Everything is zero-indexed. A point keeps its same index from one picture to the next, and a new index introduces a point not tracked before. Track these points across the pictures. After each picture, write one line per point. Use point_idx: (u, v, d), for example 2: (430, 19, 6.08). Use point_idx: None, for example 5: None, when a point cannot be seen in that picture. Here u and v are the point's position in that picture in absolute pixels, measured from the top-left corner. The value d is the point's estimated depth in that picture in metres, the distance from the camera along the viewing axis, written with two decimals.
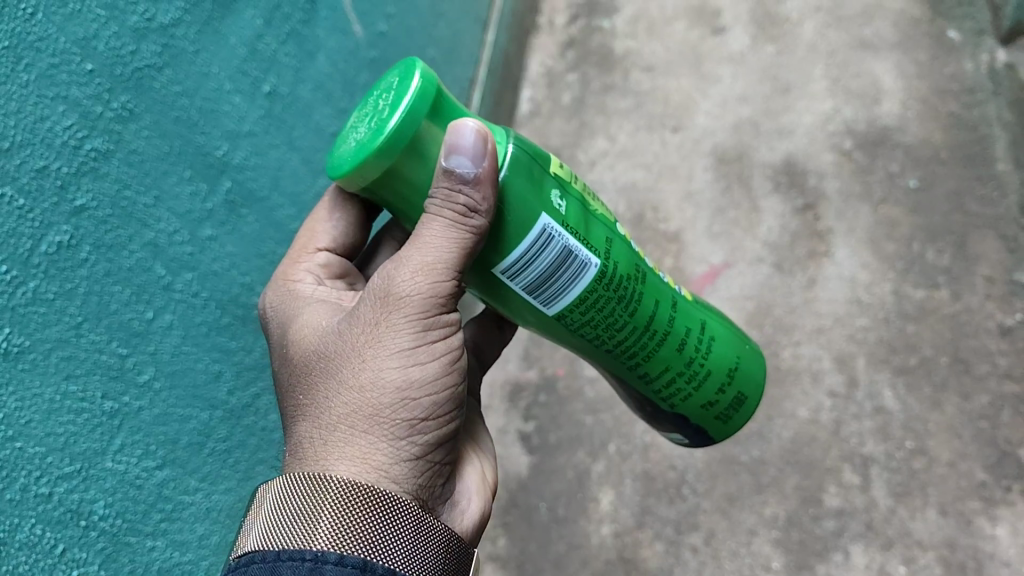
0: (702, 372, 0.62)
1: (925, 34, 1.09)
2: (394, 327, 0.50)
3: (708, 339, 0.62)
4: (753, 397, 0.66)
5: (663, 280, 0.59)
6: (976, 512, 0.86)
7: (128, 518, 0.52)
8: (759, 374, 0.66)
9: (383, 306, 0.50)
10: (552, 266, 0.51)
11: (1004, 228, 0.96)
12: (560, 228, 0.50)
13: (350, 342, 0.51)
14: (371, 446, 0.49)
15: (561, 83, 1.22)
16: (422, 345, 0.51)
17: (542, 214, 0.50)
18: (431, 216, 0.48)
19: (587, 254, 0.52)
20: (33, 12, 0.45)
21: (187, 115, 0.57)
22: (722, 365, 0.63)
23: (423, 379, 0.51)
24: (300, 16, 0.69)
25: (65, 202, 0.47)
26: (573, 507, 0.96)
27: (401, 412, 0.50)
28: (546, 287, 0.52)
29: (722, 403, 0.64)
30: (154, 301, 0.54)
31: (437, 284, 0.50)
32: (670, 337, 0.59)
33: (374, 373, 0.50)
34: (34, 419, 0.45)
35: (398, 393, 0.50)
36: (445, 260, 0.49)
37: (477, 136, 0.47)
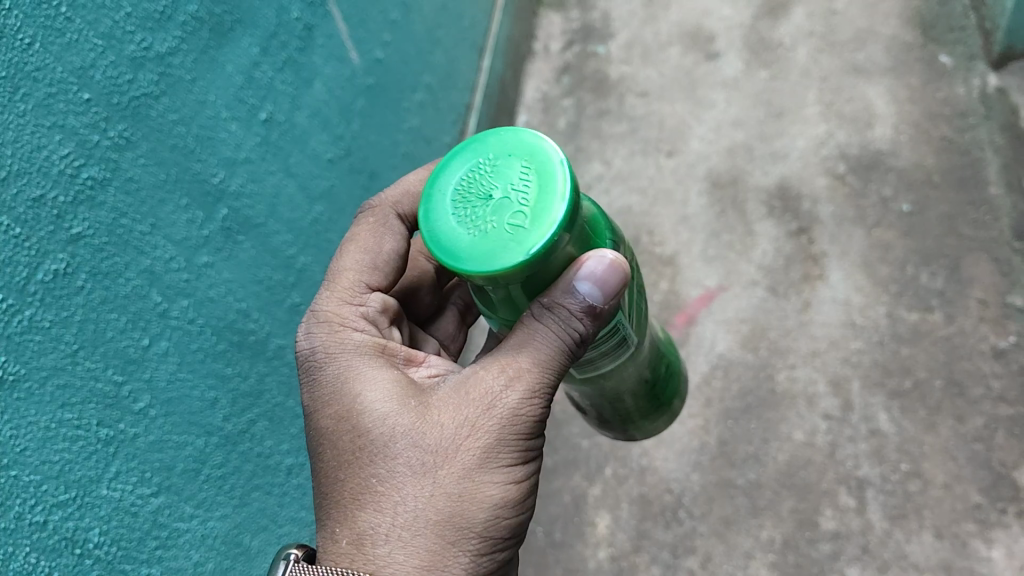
0: (653, 399, 0.70)
1: (916, 59, 1.10)
2: (502, 441, 0.51)
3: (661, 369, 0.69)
4: (668, 412, 0.75)
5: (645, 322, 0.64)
6: (972, 535, 0.86)
7: (123, 545, 0.52)
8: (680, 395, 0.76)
9: (490, 416, 0.51)
10: (605, 346, 0.55)
11: (997, 250, 0.97)
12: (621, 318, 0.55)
13: (450, 441, 0.50)
14: (459, 560, 0.49)
15: (557, 108, 1.24)
16: (515, 464, 0.52)
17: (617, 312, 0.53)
18: (543, 327, 0.50)
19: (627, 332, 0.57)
20: (30, 43, 0.46)
21: (183, 143, 0.58)
22: (663, 391, 0.71)
23: (515, 498, 0.52)
24: (296, 44, 0.70)
25: (61, 230, 0.47)
26: (569, 531, 0.96)
27: (490, 530, 0.51)
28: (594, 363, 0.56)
29: (649, 420, 0.72)
30: (151, 328, 0.55)
31: (539, 408, 0.52)
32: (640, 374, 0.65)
33: (474, 485, 0.50)
34: (29, 447, 0.45)
35: (493, 511, 0.51)
36: (546, 381, 0.52)
37: (615, 268, 0.48)
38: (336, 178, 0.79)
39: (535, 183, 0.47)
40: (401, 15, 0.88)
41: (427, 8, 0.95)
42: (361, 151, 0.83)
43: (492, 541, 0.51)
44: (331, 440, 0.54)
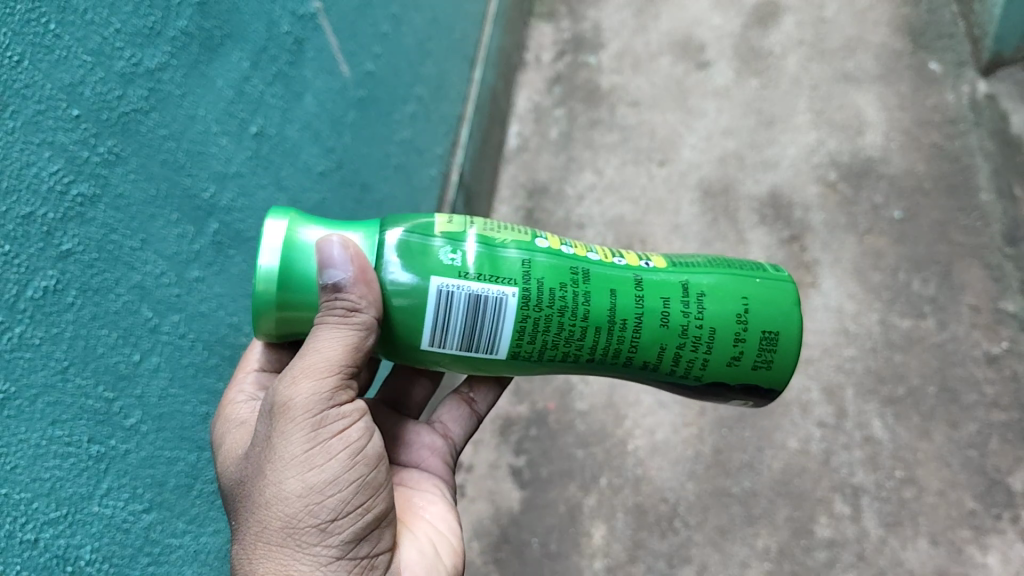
0: (707, 332, 0.53)
1: (906, 66, 1.11)
2: (285, 435, 0.49)
3: (700, 296, 0.53)
4: (788, 332, 0.54)
5: (615, 266, 0.54)
6: (967, 541, 0.86)
7: (115, 562, 0.52)
8: (787, 302, 0.54)
9: (275, 421, 0.50)
10: (467, 317, 0.51)
11: (989, 256, 0.98)
12: (458, 280, 0.50)
13: (251, 462, 0.51)
14: (292, 559, 0.48)
15: (549, 118, 1.24)
16: (320, 447, 0.49)
17: (432, 278, 0.50)
18: (319, 326, 0.50)
19: (496, 289, 0.51)
20: (19, 60, 0.45)
21: (173, 158, 0.57)
22: (729, 313, 0.53)
23: (325, 479, 0.49)
24: (286, 57, 0.70)
25: (51, 247, 0.47)
26: (565, 542, 0.95)
27: (309, 518, 0.48)
28: (479, 338, 0.52)
29: (748, 357, 0.54)
30: (141, 344, 0.55)
31: (324, 389, 0.49)
32: (647, 314, 0.52)
33: (274, 488, 0.49)
34: (19, 465, 0.45)
35: (301, 502, 0.48)
36: (325, 361, 0.49)
37: (338, 249, 0.49)
38: (327, 191, 0.79)
39: None
40: (392, 27, 0.89)
41: (418, 21, 0.95)
42: (353, 163, 0.83)
43: (321, 526, 0.49)
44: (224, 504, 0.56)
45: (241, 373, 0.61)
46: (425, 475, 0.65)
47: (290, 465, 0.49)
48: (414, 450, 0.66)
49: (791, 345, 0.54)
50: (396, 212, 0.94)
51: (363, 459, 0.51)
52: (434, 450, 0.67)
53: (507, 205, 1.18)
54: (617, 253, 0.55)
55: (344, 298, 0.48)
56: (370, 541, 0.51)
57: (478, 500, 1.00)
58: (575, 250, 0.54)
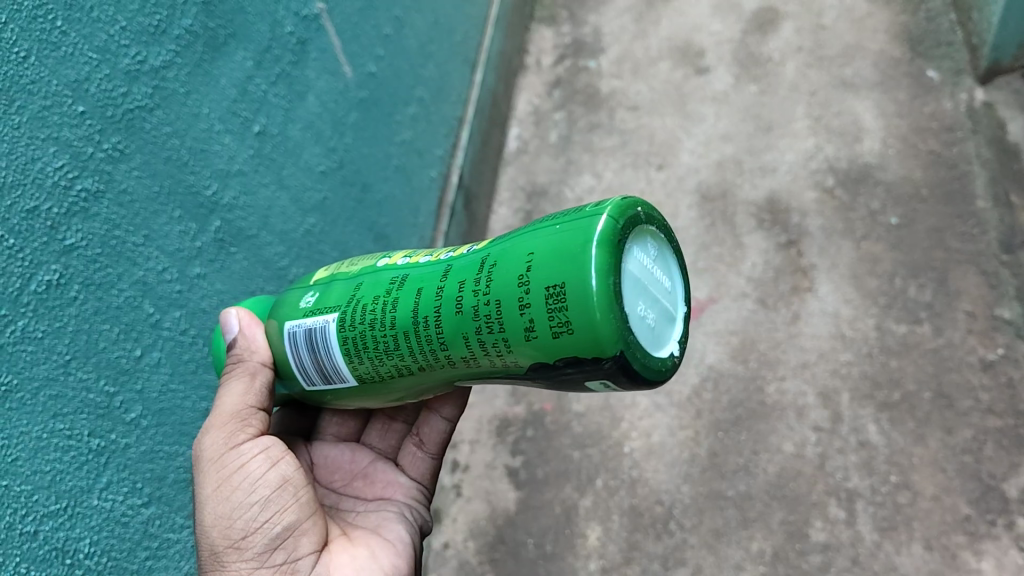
0: (492, 307, 0.45)
1: (904, 74, 1.12)
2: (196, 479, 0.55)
3: (491, 268, 0.46)
4: (573, 279, 0.42)
5: (438, 262, 0.51)
6: (961, 546, 0.87)
7: (113, 556, 0.53)
8: (568, 244, 0.43)
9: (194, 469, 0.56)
10: (309, 350, 0.56)
11: (985, 263, 0.98)
12: (301, 320, 0.56)
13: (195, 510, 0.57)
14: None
15: (548, 121, 1.24)
16: (224, 480, 0.54)
17: (286, 322, 0.57)
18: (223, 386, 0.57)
19: (318, 319, 0.55)
20: (25, 56, 0.45)
21: (177, 155, 0.58)
22: (511, 278, 0.45)
23: (230, 504, 0.54)
24: (290, 58, 0.70)
25: (54, 242, 0.47)
26: (560, 543, 0.95)
27: (223, 542, 0.53)
28: (325, 367, 0.55)
29: (544, 327, 0.43)
30: (143, 338, 0.55)
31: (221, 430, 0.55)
32: (443, 303, 0.48)
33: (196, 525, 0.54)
34: (21, 457, 0.45)
35: (215, 530, 0.53)
36: (219, 411, 0.56)
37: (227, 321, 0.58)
38: (328, 191, 0.79)
39: None
40: (394, 29, 0.89)
41: (420, 23, 0.96)
42: (354, 164, 0.83)
43: (236, 545, 0.53)
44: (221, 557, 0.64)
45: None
46: (385, 504, 0.67)
47: (201, 502, 0.54)
48: (380, 486, 0.68)
49: (583, 294, 0.42)
50: (396, 213, 0.94)
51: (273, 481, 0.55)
52: (400, 486, 0.69)
53: (506, 207, 1.19)
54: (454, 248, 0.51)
55: (233, 350, 0.57)
56: (287, 549, 0.55)
57: (474, 500, 1.00)
58: (416, 260, 0.53)
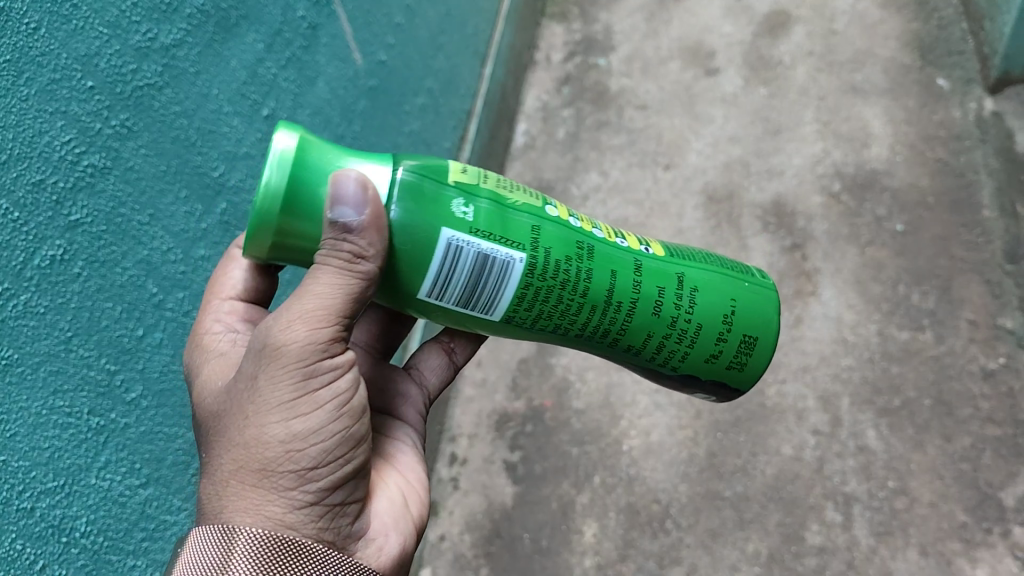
0: (690, 328, 0.54)
1: (914, 81, 1.12)
2: (272, 379, 0.46)
3: (691, 292, 0.54)
4: (764, 336, 0.57)
5: (617, 245, 0.53)
6: (957, 553, 0.87)
7: (110, 535, 0.53)
8: (765, 310, 0.57)
9: (262, 359, 0.46)
10: (471, 275, 0.48)
11: (989, 273, 0.98)
12: (466, 237, 0.47)
13: (235, 398, 0.47)
14: (261, 501, 0.45)
15: (556, 118, 1.24)
16: (306, 392, 0.46)
17: (445, 229, 0.47)
18: (319, 266, 0.46)
19: (507, 252, 0.48)
20: (36, 28, 0.45)
21: (184, 135, 0.58)
22: (714, 313, 0.55)
23: (314, 426, 0.46)
24: (300, 42, 0.70)
25: (60, 217, 0.47)
26: (556, 538, 0.95)
27: (287, 464, 0.45)
28: (478, 298, 0.49)
29: (727, 355, 0.56)
30: (145, 319, 0.55)
31: (318, 330, 0.46)
32: (642, 300, 0.53)
33: (255, 430, 0.46)
34: (20, 432, 0.45)
35: (281, 447, 0.45)
36: (328, 306, 0.46)
37: (356, 185, 0.45)
38: None
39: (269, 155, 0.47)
40: (406, 18, 0.89)
41: (432, 14, 0.96)
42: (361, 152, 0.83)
43: (301, 473, 0.46)
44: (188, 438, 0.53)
45: (216, 298, 0.57)
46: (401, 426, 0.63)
47: (275, 408, 0.46)
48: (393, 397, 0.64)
49: (764, 350, 0.57)
50: None
51: (351, 410, 0.48)
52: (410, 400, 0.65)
53: None
54: (620, 234, 0.54)
55: (353, 244, 0.45)
56: (346, 491, 0.48)
57: (471, 493, 1.00)
58: (581, 224, 0.52)
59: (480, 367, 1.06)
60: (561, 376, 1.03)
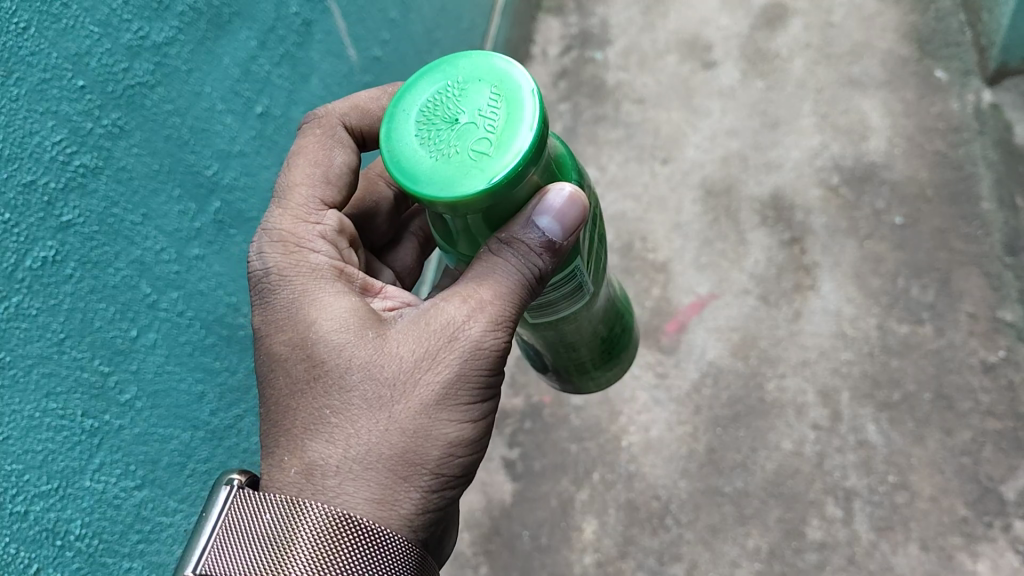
0: (605, 357, 0.69)
1: (912, 73, 1.11)
2: (460, 377, 0.48)
3: (618, 330, 0.69)
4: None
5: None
6: (958, 547, 0.87)
7: (104, 538, 0.52)
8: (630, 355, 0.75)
9: (456, 343, 0.48)
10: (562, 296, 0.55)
11: (988, 265, 0.98)
12: (581, 269, 0.54)
13: (409, 372, 0.48)
14: (404, 492, 0.47)
15: (553, 112, 1.23)
16: (472, 401, 0.49)
17: (577, 258, 0.53)
18: (501, 261, 0.48)
19: (587, 287, 0.56)
20: (25, 27, 0.45)
21: (177, 134, 0.57)
22: (617, 351, 0.70)
23: (473, 436, 0.50)
24: (294, 39, 0.70)
25: (51, 218, 0.47)
26: (555, 535, 0.95)
27: (443, 470, 0.49)
28: (547, 309, 0.56)
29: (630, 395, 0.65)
30: (139, 319, 0.54)
31: (502, 342, 0.49)
32: (596, 330, 0.64)
33: (429, 419, 0.48)
34: (12, 435, 0.45)
35: (445, 451, 0.48)
36: (511, 315, 0.49)
37: (578, 207, 0.47)
38: None
39: (502, 112, 0.45)
40: (400, 13, 0.88)
41: (427, 8, 0.95)
42: None
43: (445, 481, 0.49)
44: (283, 363, 0.51)
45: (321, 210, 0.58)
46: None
47: (453, 404, 0.48)
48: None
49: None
50: None
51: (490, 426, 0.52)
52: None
53: None
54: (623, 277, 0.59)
55: (540, 261, 0.48)
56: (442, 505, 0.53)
57: (470, 491, 1.00)
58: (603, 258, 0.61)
59: None
60: None
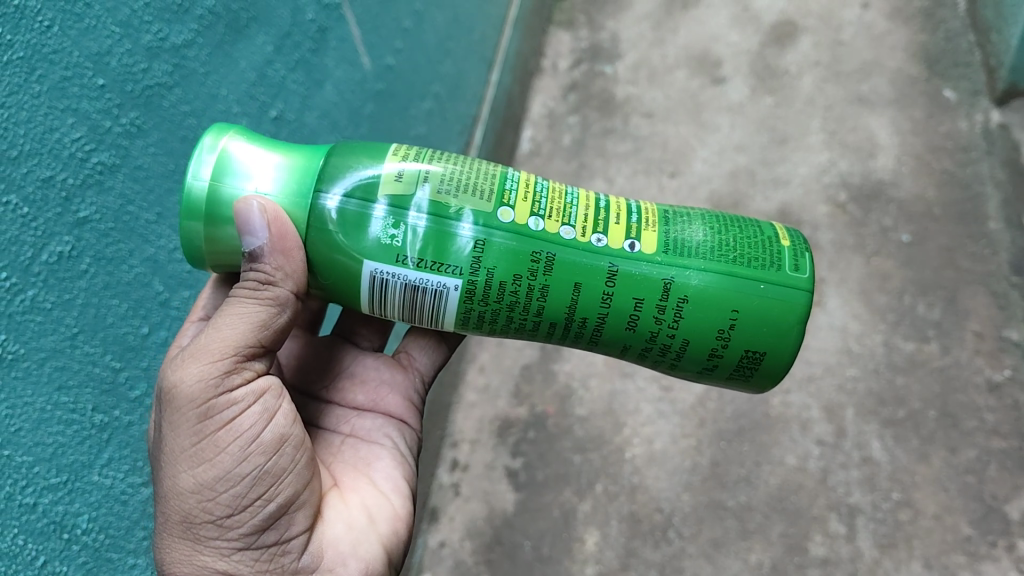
0: (676, 343, 0.52)
1: (921, 92, 1.12)
2: (173, 427, 0.48)
3: (677, 305, 0.51)
4: (777, 350, 0.52)
5: (590, 250, 0.50)
6: (961, 566, 0.86)
7: (111, 533, 0.52)
8: (778, 323, 0.51)
9: (163, 404, 0.48)
10: (404, 294, 0.50)
11: (995, 284, 0.98)
12: (393, 267, 0.49)
13: (152, 446, 0.50)
14: (193, 551, 0.49)
15: (562, 124, 1.24)
16: (208, 435, 0.48)
17: (364, 260, 0.48)
18: (233, 298, 0.50)
19: (438, 279, 0.49)
20: (49, 25, 0.45)
21: (193, 135, 0.57)
22: (704, 332, 0.51)
23: (219, 471, 0.48)
24: (310, 45, 0.70)
25: (68, 213, 0.47)
26: (557, 546, 0.95)
27: (203, 515, 0.48)
28: (421, 315, 0.51)
29: (726, 364, 0.52)
30: (151, 317, 0.55)
31: (211, 367, 0.48)
32: (614, 315, 0.51)
33: (169, 482, 0.48)
34: (24, 427, 0.45)
35: (194, 498, 0.48)
36: (229, 340, 0.49)
37: (250, 216, 0.47)
38: None
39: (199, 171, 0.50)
40: (413, 23, 0.89)
41: (440, 19, 0.96)
42: None
43: (219, 521, 0.49)
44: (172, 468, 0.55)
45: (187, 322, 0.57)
46: (380, 423, 0.64)
47: (180, 459, 0.48)
48: (371, 387, 0.65)
49: (777, 362, 0.52)
50: None
51: (258, 444, 0.49)
52: (393, 386, 0.66)
53: None
54: (601, 228, 0.51)
55: (258, 271, 0.48)
56: (278, 528, 0.50)
57: (472, 499, 0.99)
58: (560, 230, 0.50)
59: (483, 373, 1.06)
60: (564, 383, 1.03)
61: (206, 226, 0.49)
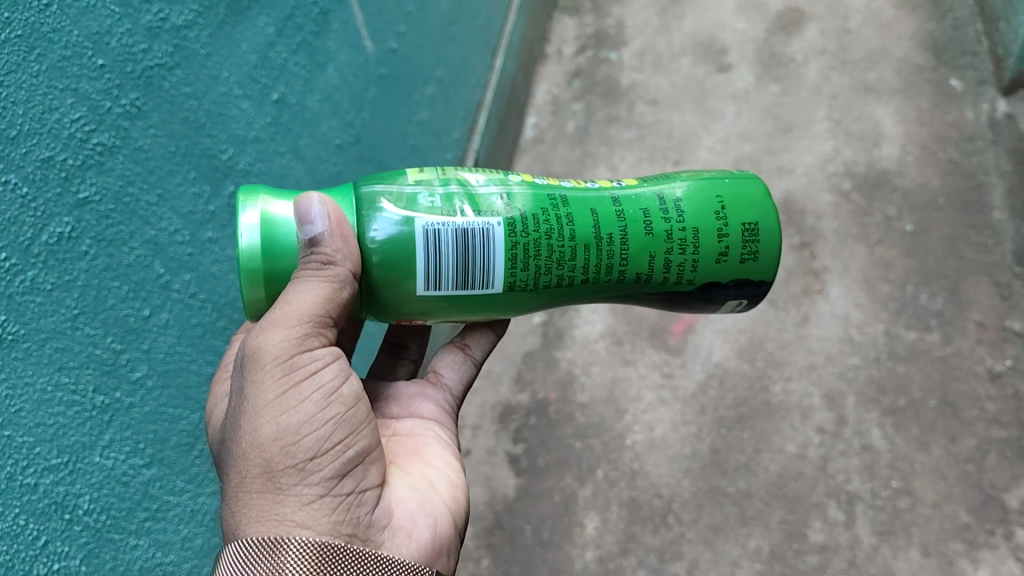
0: (689, 234, 0.52)
1: (927, 81, 1.11)
2: (258, 382, 0.48)
3: (674, 205, 0.53)
4: (766, 221, 0.54)
5: (588, 188, 0.53)
6: (960, 554, 0.86)
7: (112, 514, 0.53)
8: (756, 198, 0.54)
9: (248, 366, 0.49)
10: (457, 247, 0.49)
11: (998, 274, 0.98)
12: (443, 218, 0.49)
13: (228, 419, 0.49)
14: (275, 500, 0.46)
15: (566, 111, 1.24)
16: (291, 385, 0.48)
17: (414, 218, 0.49)
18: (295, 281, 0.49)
19: (481, 220, 0.50)
20: (48, 4, 0.46)
21: (194, 117, 0.58)
22: (706, 216, 0.53)
23: (303, 415, 0.47)
24: (311, 27, 0.70)
25: (68, 194, 0.47)
26: (558, 531, 0.95)
27: (286, 458, 0.46)
28: (474, 276, 0.50)
29: (736, 253, 0.53)
30: (151, 299, 0.55)
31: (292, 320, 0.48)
32: (630, 223, 0.52)
33: (251, 432, 0.47)
34: (25, 408, 0.46)
35: (276, 441, 0.46)
36: (301, 309, 0.48)
37: (310, 213, 0.48)
38: (344, 164, 0.79)
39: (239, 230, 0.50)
40: (417, 7, 0.89)
41: (443, 3, 0.96)
42: (370, 140, 0.83)
43: (301, 465, 0.46)
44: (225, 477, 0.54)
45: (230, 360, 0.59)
46: (420, 422, 0.63)
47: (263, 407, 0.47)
48: (406, 398, 0.64)
49: (772, 237, 0.54)
50: None
51: (337, 399, 0.49)
52: (426, 396, 0.65)
53: None
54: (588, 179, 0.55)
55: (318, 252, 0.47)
56: (355, 478, 0.49)
57: (474, 485, 1.00)
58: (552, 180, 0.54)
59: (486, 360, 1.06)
60: (566, 369, 1.04)
61: (266, 258, 0.48)
